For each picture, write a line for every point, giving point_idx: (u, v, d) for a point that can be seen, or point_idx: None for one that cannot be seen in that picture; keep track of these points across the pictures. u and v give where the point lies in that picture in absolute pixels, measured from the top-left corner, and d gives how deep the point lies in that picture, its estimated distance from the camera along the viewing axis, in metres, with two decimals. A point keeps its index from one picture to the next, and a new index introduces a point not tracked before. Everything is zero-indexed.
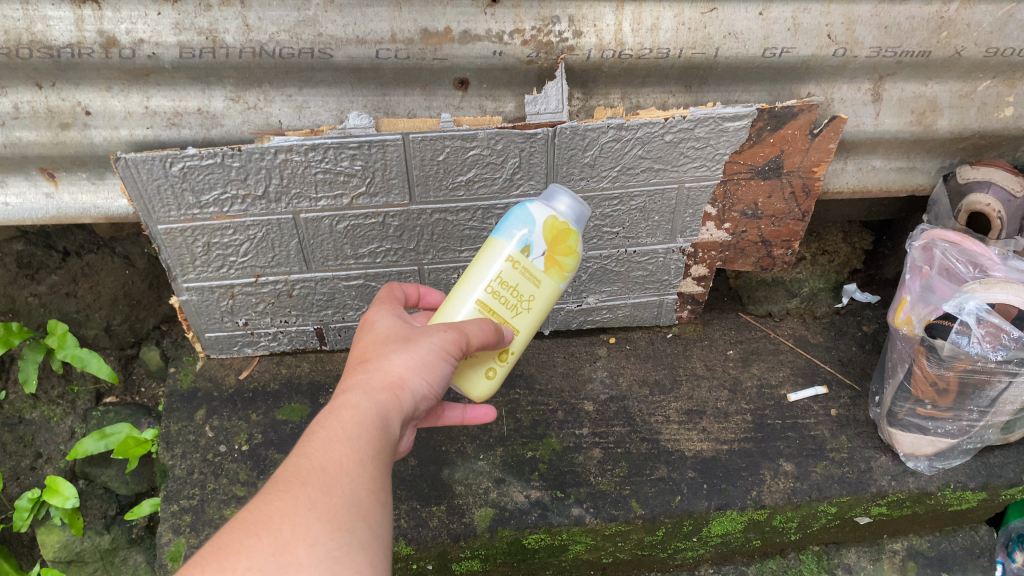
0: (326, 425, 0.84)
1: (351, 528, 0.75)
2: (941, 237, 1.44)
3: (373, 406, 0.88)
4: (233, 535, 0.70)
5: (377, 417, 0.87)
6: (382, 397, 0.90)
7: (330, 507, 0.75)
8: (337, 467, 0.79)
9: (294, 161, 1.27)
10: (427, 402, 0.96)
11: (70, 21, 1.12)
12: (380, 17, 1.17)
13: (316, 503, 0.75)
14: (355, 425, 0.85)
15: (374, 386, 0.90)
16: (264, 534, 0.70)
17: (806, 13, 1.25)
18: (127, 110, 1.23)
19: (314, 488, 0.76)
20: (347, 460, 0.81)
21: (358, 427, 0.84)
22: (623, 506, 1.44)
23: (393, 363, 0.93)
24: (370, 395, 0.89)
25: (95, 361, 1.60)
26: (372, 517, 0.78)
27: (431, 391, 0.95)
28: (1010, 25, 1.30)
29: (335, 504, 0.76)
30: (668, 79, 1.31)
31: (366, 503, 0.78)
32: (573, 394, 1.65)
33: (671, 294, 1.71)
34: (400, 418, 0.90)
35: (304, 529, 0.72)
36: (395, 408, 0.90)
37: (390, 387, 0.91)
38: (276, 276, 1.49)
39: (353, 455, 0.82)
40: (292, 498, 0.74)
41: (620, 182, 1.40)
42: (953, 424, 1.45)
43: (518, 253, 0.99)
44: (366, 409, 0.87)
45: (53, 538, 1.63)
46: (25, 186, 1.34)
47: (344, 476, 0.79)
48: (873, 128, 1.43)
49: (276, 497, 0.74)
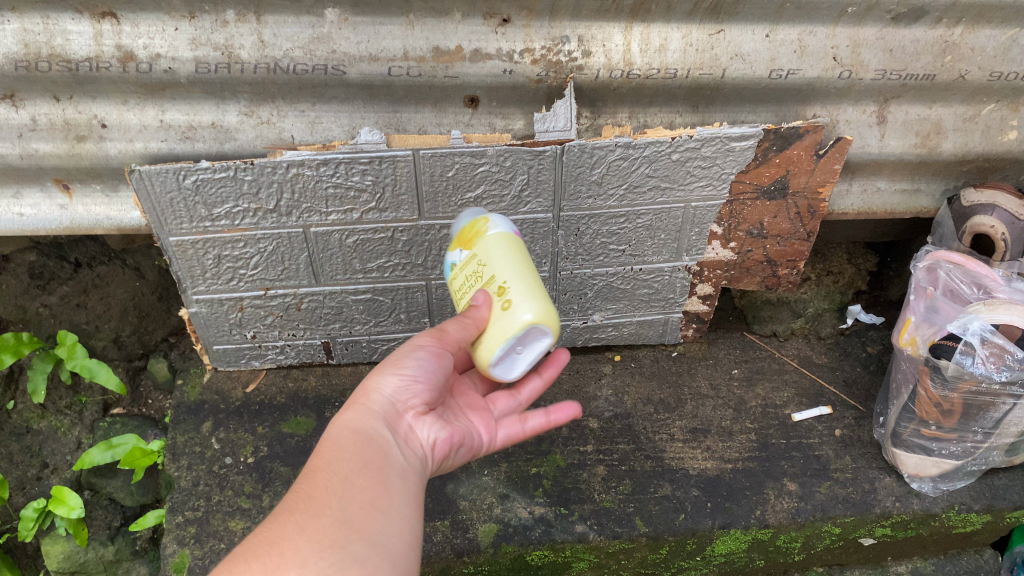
0: (310, 459, 0.89)
1: (343, 543, 0.77)
2: (945, 258, 1.46)
3: (343, 421, 0.95)
4: (224, 568, 0.72)
5: (352, 429, 0.93)
6: (351, 412, 0.97)
7: (320, 528, 0.78)
8: (323, 491, 0.83)
9: (305, 176, 1.28)
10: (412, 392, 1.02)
11: (90, 35, 1.14)
12: (392, 35, 1.19)
13: (305, 527, 0.77)
14: (334, 448, 0.91)
15: (346, 409, 0.98)
16: (253, 563, 0.72)
17: (812, 35, 1.27)
18: (142, 123, 1.25)
19: (302, 514, 0.79)
20: (332, 483, 0.84)
21: (331, 443, 0.91)
22: (627, 523, 1.44)
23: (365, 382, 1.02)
24: (343, 414, 0.97)
25: (104, 372, 1.64)
26: (368, 530, 0.80)
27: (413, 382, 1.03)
28: (1014, 50, 1.32)
29: (326, 527, 0.78)
30: (676, 99, 1.33)
31: (358, 519, 0.81)
32: (577, 411, 1.66)
33: (677, 312, 1.72)
34: (378, 415, 0.97)
35: (294, 552, 0.74)
36: (365, 410, 0.97)
37: (358, 400, 0.99)
38: (285, 289, 1.50)
39: (336, 475, 0.86)
40: (281, 527, 0.77)
41: (626, 201, 1.42)
42: (957, 446, 1.46)
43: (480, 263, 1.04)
44: (339, 430, 0.94)
45: (57, 549, 1.65)
46: (40, 197, 1.36)
47: (331, 497, 0.82)
48: (878, 149, 1.45)
49: (266, 528, 0.78)
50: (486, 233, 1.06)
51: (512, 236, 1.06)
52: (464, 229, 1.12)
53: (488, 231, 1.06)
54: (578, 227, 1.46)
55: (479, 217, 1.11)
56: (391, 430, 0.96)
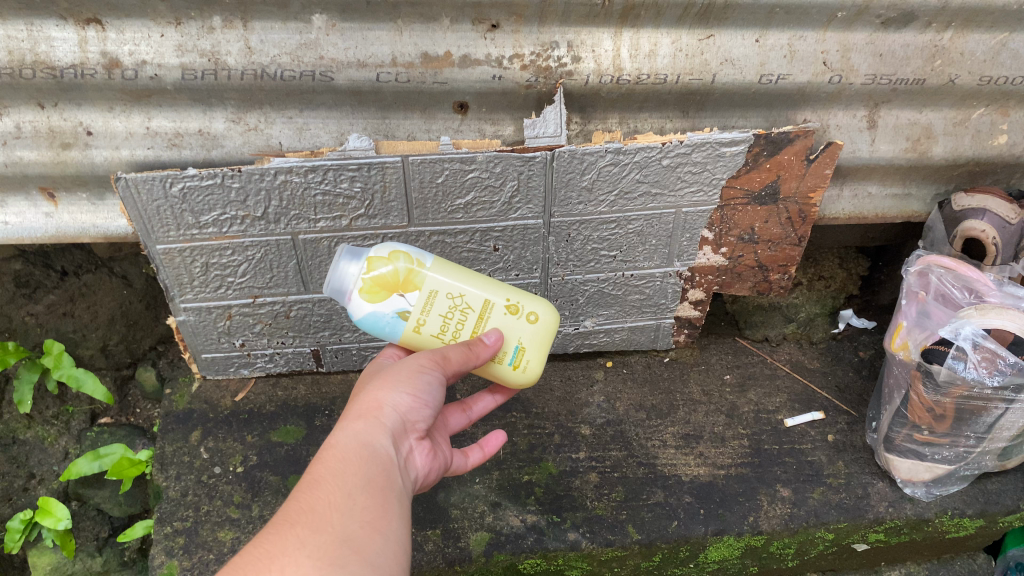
0: (313, 466, 0.87)
1: (343, 563, 0.76)
2: (936, 263, 1.45)
3: (353, 435, 0.92)
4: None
5: (361, 444, 0.90)
6: (361, 424, 0.94)
7: (319, 545, 0.77)
8: (326, 504, 0.82)
9: (293, 182, 1.27)
10: (418, 412, 0.99)
11: (74, 42, 1.13)
12: (381, 40, 1.18)
13: (305, 544, 0.76)
14: (340, 458, 0.88)
15: (354, 418, 0.95)
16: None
17: (803, 40, 1.27)
18: (128, 130, 1.24)
19: (304, 528, 0.78)
20: (335, 497, 0.83)
21: (339, 454, 0.89)
22: (620, 531, 1.43)
23: (371, 394, 0.97)
24: (352, 427, 0.93)
25: (91, 381, 1.62)
26: (367, 552, 0.79)
27: (422, 403, 0.99)
28: (1003, 54, 1.32)
29: (325, 544, 0.77)
30: (666, 105, 1.32)
31: (360, 538, 0.80)
32: (569, 417, 1.65)
33: (669, 317, 1.71)
34: (388, 433, 0.94)
35: (294, 567, 0.73)
36: (377, 425, 0.94)
37: (369, 412, 0.95)
38: (273, 297, 1.49)
39: (339, 489, 0.84)
40: (282, 541, 0.76)
41: (617, 207, 1.41)
42: (950, 451, 1.45)
43: (428, 290, 1.03)
44: (348, 442, 0.91)
45: (43, 560, 1.63)
46: (25, 205, 1.35)
47: (333, 512, 0.81)
48: (868, 154, 1.44)
49: (266, 540, 0.77)
50: (424, 264, 1.04)
51: (441, 258, 1.07)
52: (385, 274, 1.02)
53: (422, 263, 1.04)
54: (568, 233, 1.45)
55: (387, 254, 1.03)
56: (397, 455, 0.94)
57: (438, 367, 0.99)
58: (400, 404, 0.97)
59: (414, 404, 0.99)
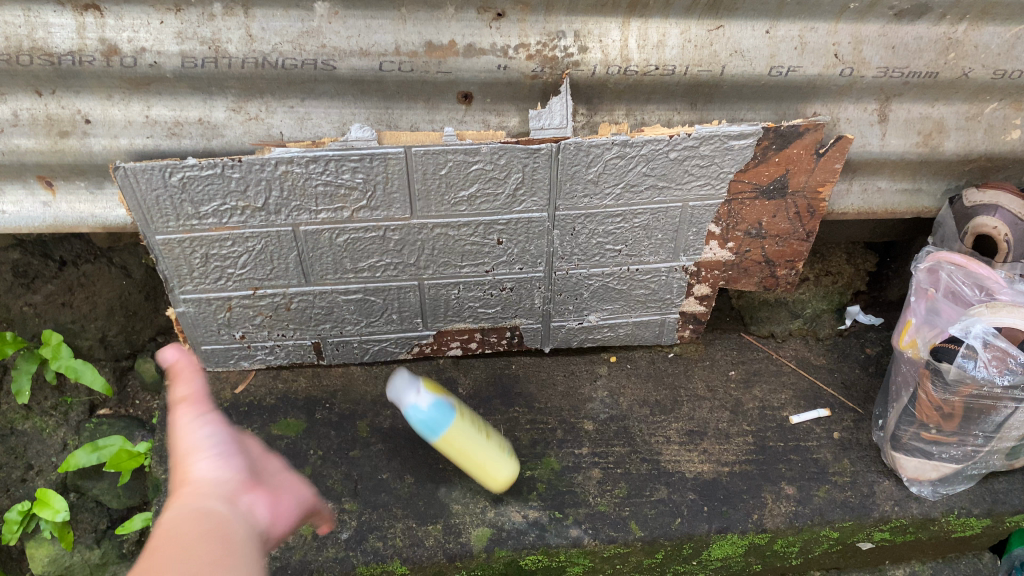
0: (151, 546, 0.67)
1: None
2: (947, 259, 1.43)
3: (167, 515, 0.72)
4: None
5: (183, 515, 0.72)
6: (170, 506, 0.74)
7: None
8: (168, 558, 0.65)
9: (294, 173, 1.25)
10: (215, 471, 0.82)
11: (72, 28, 1.11)
12: (385, 29, 1.16)
13: None
14: (161, 537, 0.68)
15: (170, 502, 0.75)
16: None
17: (814, 32, 1.24)
18: (127, 119, 1.22)
19: None
20: (173, 551, 0.66)
21: (165, 520, 0.70)
22: (622, 528, 1.41)
23: (192, 475, 0.81)
24: (171, 511, 0.73)
25: (90, 372, 1.61)
26: None
27: (225, 455, 0.84)
28: (1018, 48, 1.30)
29: None
30: (674, 97, 1.30)
31: None
32: (572, 412, 1.63)
33: (674, 312, 1.69)
34: (214, 498, 0.77)
35: None
36: (195, 494, 0.77)
37: (179, 490, 0.78)
38: (274, 289, 1.47)
39: (177, 544, 0.67)
40: None
41: (623, 200, 1.39)
42: (958, 450, 1.43)
43: None
44: (169, 521, 0.71)
45: (42, 552, 1.60)
46: (22, 194, 1.33)
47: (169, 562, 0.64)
48: (879, 149, 1.42)
49: None
50: None
51: None
52: None
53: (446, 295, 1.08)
54: (573, 227, 1.43)
55: None
56: (231, 508, 0.77)
57: (205, 404, 0.86)
58: (208, 448, 0.83)
59: (219, 450, 0.84)
